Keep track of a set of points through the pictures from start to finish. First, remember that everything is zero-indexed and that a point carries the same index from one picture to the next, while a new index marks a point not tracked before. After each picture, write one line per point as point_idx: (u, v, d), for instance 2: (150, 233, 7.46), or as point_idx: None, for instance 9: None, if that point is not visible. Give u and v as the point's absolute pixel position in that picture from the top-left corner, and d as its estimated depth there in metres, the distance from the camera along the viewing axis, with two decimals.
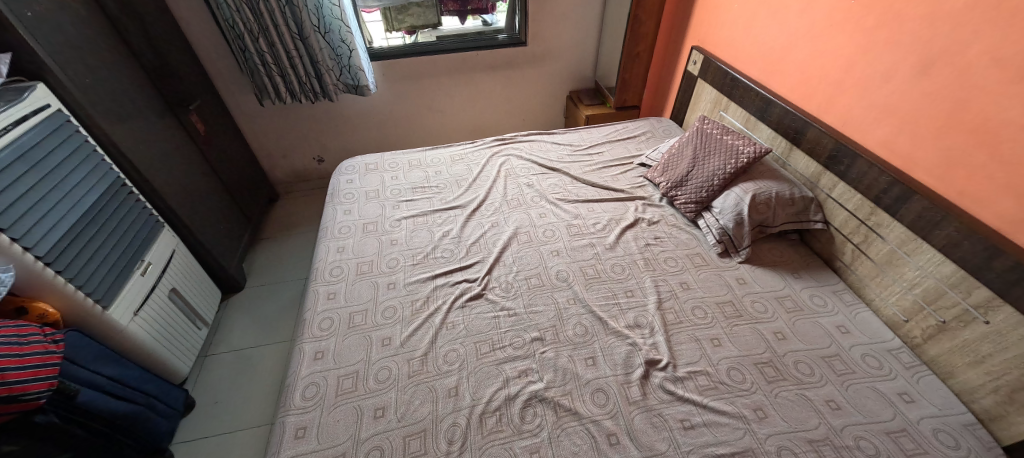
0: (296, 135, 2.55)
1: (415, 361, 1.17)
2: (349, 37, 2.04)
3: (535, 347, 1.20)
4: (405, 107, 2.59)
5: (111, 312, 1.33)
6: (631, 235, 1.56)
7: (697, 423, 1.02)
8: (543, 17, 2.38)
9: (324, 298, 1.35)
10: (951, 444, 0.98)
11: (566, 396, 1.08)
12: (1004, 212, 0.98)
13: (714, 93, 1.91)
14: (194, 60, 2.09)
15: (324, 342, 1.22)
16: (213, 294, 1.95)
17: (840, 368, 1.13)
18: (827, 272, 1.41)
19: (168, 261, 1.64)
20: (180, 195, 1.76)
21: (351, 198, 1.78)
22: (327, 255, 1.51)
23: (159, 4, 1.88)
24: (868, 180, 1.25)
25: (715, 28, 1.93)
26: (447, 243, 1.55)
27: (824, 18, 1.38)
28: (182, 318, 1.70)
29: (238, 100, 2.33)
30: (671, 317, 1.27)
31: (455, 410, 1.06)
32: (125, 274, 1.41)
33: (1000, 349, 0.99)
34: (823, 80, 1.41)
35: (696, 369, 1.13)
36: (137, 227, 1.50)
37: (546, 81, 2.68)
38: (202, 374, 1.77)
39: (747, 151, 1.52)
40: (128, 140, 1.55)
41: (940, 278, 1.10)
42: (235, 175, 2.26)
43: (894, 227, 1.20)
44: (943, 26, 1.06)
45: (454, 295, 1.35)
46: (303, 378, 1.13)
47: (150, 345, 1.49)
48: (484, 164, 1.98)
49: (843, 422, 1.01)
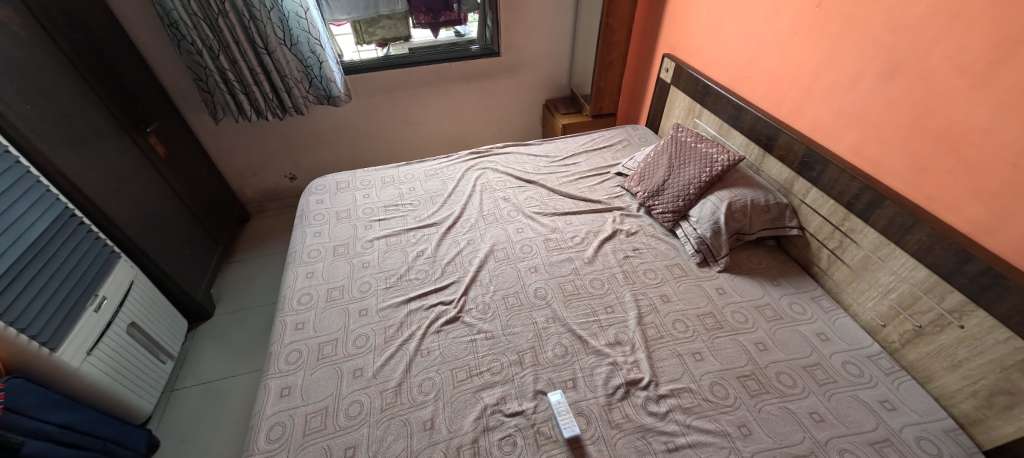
0: (265, 153, 2.46)
1: (388, 393, 1.11)
2: (319, 49, 1.98)
3: (514, 371, 1.15)
4: (378, 121, 2.54)
5: (60, 353, 1.24)
6: (609, 247, 1.54)
7: (681, 444, 0.99)
8: (515, 28, 2.37)
9: (292, 329, 1.28)
10: (934, 452, 0.97)
11: (547, 422, 1.04)
12: (973, 216, 0.98)
13: (687, 100, 1.91)
14: (153, 80, 2.01)
15: (291, 377, 1.16)
16: (179, 324, 1.85)
17: (821, 377, 1.12)
18: (804, 278, 1.41)
19: (126, 293, 1.55)
20: (139, 223, 1.66)
21: (322, 219, 1.71)
22: (296, 282, 1.44)
23: (109, 23, 1.79)
24: (839, 186, 1.25)
25: (685, 35, 1.93)
26: (422, 263, 1.51)
27: (789, 26, 1.40)
28: (143, 354, 1.61)
29: (201, 120, 2.24)
30: (652, 333, 1.24)
31: (432, 444, 1.01)
32: (77, 312, 1.32)
33: (976, 354, 0.98)
34: (792, 86, 1.41)
35: (678, 386, 1.10)
36: (90, 259, 1.41)
37: (521, 91, 2.66)
38: (167, 410, 1.66)
39: (721, 159, 1.51)
40: (80, 168, 1.46)
41: (915, 283, 1.09)
42: (201, 197, 2.17)
43: (867, 232, 1.20)
44: (904, 32, 1.07)
45: (429, 319, 1.30)
46: (268, 418, 1.06)
47: (108, 385, 1.39)
48: (459, 178, 1.94)
49: (828, 434, 1.00)
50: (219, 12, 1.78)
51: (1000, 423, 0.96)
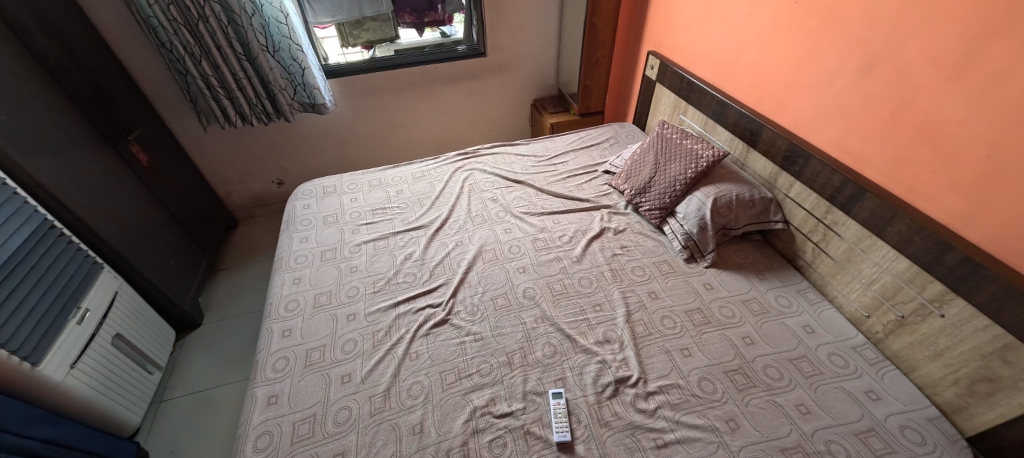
0: (251, 158, 2.44)
1: (376, 398, 1.11)
2: (301, 55, 1.96)
3: (503, 372, 1.15)
4: (365, 123, 2.52)
5: (42, 368, 1.21)
6: (598, 245, 1.54)
7: (670, 440, 0.99)
8: (500, 28, 2.36)
9: (279, 336, 1.27)
10: (918, 441, 0.98)
11: (537, 422, 1.04)
12: (951, 207, 1.00)
13: (672, 97, 1.92)
14: (133, 87, 1.97)
15: (279, 385, 1.15)
16: (166, 334, 1.83)
17: (807, 369, 1.13)
18: (790, 271, 1.42)
19: (110, 305, 1.52)
20: (122, 234, 1.64)
21: (308, 224, 1.70)
22: (282, 288, 1.43)
23: (87, 30, 1.76)
24: (821, 179, 1.26)
25: (669, 32, 1.94)
26: (410, 266, 1.50)
27: (770, 22, 1.40)
28: (130, 366, 1.58)
29: (185, 126, 2.21)
30: (641, 330, 1.25)
31: (421, 448, 1.00)
32: (59, 325, 1.29)
33: (957, 342, 1.00)
34: (774, 82, 1.42)
35: (667, 382, 1.11)
36: (71, 272, 1.38)
37: (508, 91, 2.66)
38: (156, 422, 1.64)
39: (706, 155, 1.52)
40: (59, 178, 1.44)
41: (896, 274, 1.11)
42: (186, 205, 2.15)
43: (850, 225, 1.21)
44: (881, 27, 1.08)
45: (417, 323, 1.29)
46: (255, 427, 1.05)
47: (93, 399, 1.37)
48: (447, 180, 1.94)
49: (814, 426, 1.01)
50: (199, 17, 1.76)
51: (982, 410, 0.97)
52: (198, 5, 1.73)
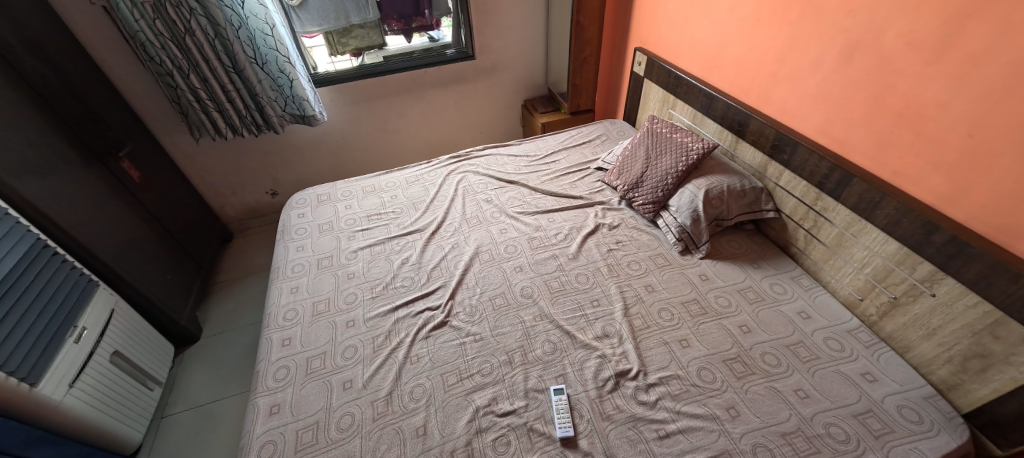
0: (244, 170, 2.43)
1: (379, 403, 1.11)
2: (290, 67, 1.97)
3: (504, 371, 1.16)
4: (358, 131, 2.52)
5: (40, 388, 1.20)
6: (593, 242, 1.55)
7: (672, 430, 1.00)
8: (488, 30, 2.38)
9: (279, 345, 1.27)
10: (915, 419, 0.99)
11: (540, 419, 1.05)
12: (935, 188, 1.02)
13: (661, 92, 1.93)
14: (123, 104, 1.97)
15: (280, 394, 1.14)
16: (165, 350, 1.82)
17: (805, 355, 1.14)
18: (783, 259, 1.44)
19: (107, 323, 1.51)
20: (117, 252, 1.63)
21: (304, 233, 1.70)
22: (281, 298, 1.43)
23: (74, 49, 1.76)
24: (810, 167, 1.28)
25: (655, 28, 1.95)
26: (407, 270, 1.50)
27: (753, 14, 1.42)
28: (130, 382, 1.58)
29: (176, 141, 2.20)
30: (639, 323, 1.26)
31: (425, 450, 1.00)
32: (55, 344, 1.29)
33: (949, 320, 1.01)
34: (759, 72, 1.44)
35: (667, 374, 1.12)
36: (66, 289, 1.38)
37: (498, 92, 2.67)
38: (158, 438, 1.63)
39: (695, 148, 1.54)
40: (50, 197, 1.43)
41: (887, 257, 1.13)
42: (181, 219, 2.14)
43: (839, 211, 1.23)
44: (860, 14, 1.10)
45: (417, 325, 1.30)
46: (258, 437, 1.05)
47: (94, 417, 1.36)
48: (440, 183, 1.94)
49: (813, 409, 1.02)
50: (185, 31, 1.76)
51: (977, 386, 0.99)
52: (184, 19, 1.73)
